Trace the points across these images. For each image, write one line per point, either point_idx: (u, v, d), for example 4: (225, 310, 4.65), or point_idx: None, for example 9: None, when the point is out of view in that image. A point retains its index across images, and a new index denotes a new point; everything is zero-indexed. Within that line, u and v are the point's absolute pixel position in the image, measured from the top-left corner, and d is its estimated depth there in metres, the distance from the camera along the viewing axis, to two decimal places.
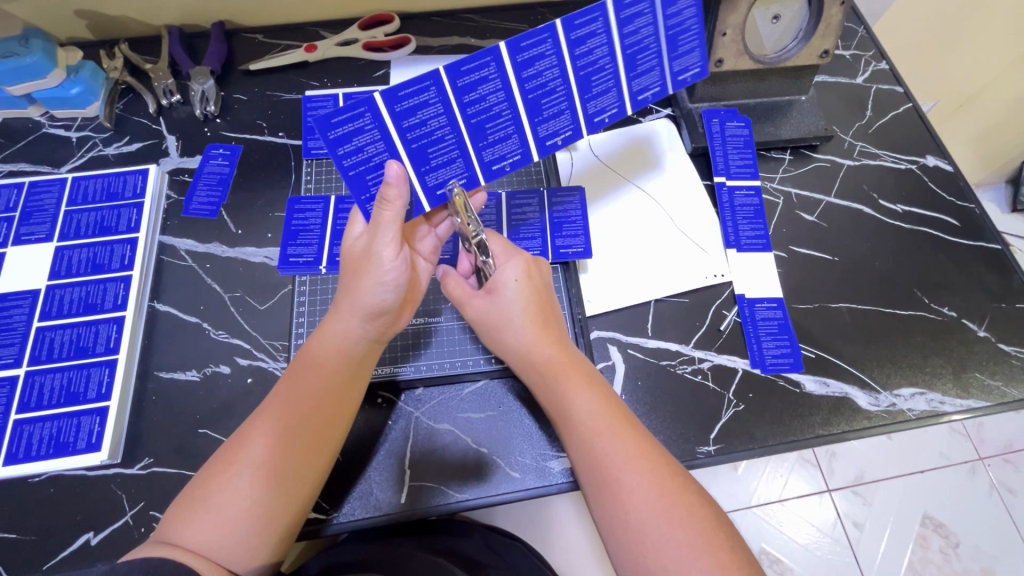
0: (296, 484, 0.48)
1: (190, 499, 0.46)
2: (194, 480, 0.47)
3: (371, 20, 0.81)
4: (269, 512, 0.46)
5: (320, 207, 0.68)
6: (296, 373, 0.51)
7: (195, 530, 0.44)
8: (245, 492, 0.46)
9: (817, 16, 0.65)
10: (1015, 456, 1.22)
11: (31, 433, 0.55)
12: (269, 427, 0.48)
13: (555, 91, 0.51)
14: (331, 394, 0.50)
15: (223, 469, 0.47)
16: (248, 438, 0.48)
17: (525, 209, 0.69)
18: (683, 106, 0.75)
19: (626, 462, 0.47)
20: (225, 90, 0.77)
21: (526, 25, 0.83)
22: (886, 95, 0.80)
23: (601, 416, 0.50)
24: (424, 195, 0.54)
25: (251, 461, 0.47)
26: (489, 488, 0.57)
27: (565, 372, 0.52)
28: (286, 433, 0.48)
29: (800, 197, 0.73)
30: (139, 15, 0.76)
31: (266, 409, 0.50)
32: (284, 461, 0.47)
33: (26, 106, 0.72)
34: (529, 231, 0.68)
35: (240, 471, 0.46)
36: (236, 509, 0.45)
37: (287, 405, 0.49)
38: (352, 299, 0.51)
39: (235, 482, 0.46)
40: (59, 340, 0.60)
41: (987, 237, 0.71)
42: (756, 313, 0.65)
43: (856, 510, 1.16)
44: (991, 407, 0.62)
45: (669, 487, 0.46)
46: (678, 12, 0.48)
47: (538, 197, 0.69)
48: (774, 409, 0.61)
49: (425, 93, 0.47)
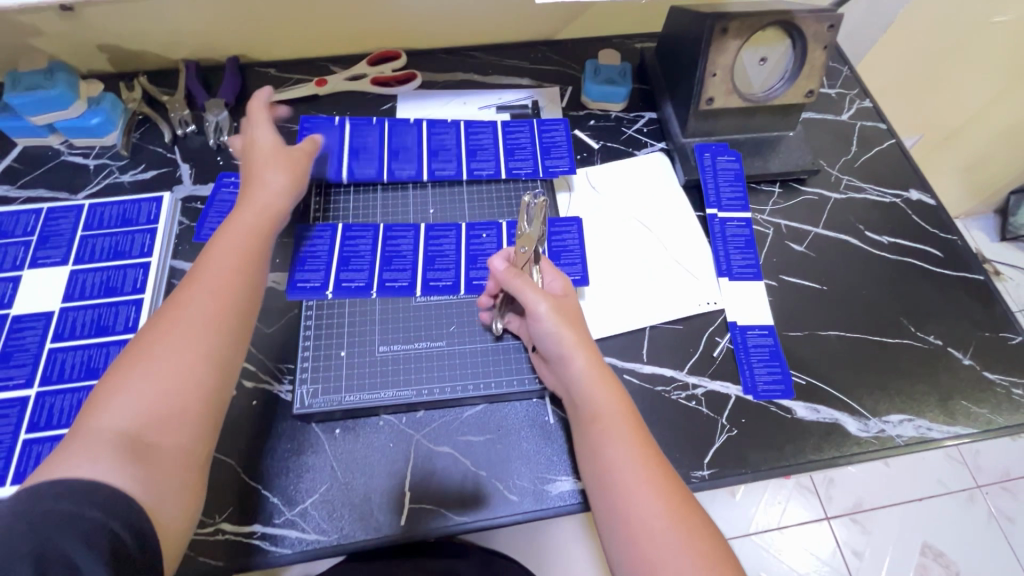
0: (204, 396, 0.46)
1: (82, 431, 0.42)
2: (98, 388, 0.45)
3: (379, 56, 0.85)
4: (178, 411, 0.44)
5: (327, 234, 0.70)
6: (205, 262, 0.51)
7: (103, 435, 0.41)
8: (151, 388, 0.44)
9: (801, 58, 0.69)
10: (1012, 484, 1.22)
11: (40, 453, 0.57)
12: (168, 339, 0.46)
13: None
14: (241, 265, 0.52)
15: (122, 377, 0.44)
16: (145, 352, 0.45)
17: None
18: (676, 140, 0.78)
19: (645, 486, 0.49)
20: (238, 121, 0.80)
21: (525, 62, 0.88)
22: (870, 131, 0.84)
23: (630, 439, 0.52)
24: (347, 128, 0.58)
25: (153, 366, 0.45)
26: (488, 511, 0.58)
27: (600, 386, 0.54)
28: (188, 337, 0.46)
29: (789, 228, 0.76)
30: (159, 50, 0.80)
31: (160, 323, 0.47)
32: (197, 353, 0.46)
33: (46, 135, 0.75)
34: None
35: (148, 372, 0.44)
36: (148, 407, 0.43)
37: (188, 315, 0.48)
38: (234, 227, 0.54)
39: (142, 383, 0.44)
40: (71, 362, 0.61)
41: (970, 268, 0.74)
42: (748, 340, 0.67)
43: (855, 538, 1.16)
44: (979, 433, 0.64)
45: (680, 513, 0.48)
46: None
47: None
48: (766, 434, 0.63)
49: None
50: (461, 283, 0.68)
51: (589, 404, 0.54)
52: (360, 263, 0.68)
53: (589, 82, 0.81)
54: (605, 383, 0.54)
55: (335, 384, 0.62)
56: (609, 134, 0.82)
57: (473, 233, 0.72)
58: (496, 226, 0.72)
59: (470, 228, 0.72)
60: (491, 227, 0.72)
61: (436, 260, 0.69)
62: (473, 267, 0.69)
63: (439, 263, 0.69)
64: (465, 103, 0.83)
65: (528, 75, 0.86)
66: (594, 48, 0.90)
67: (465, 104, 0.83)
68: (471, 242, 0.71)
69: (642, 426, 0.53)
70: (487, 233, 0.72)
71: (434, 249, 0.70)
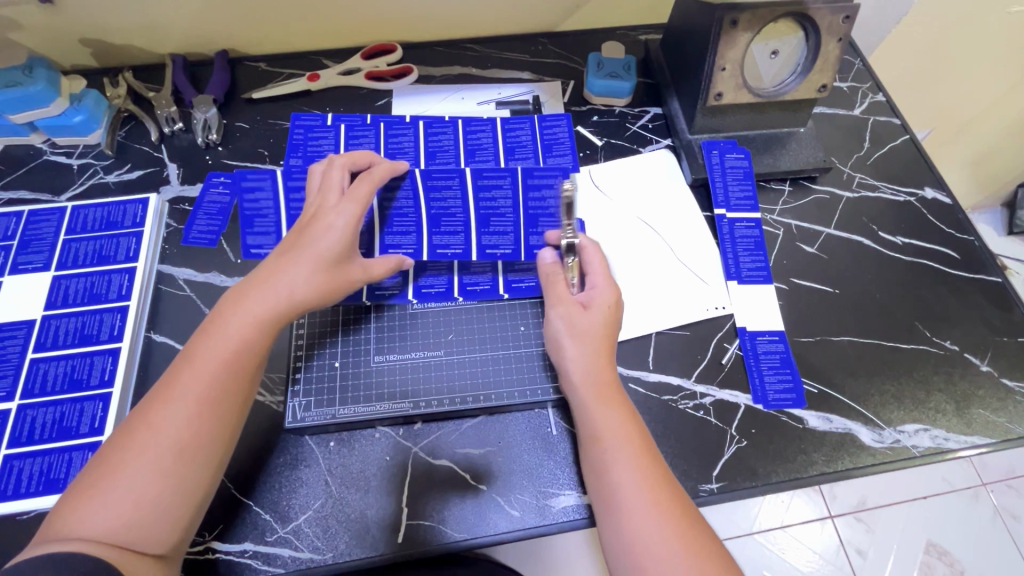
0: (191, 480, 0.46)
1: (81, 489, 0.44)
2: (89, 468, 0.45)
3: (374, 49, 0.82)
4: (157, 509, 0.44)
5: (269, 183, 0.64)
6: (200, 348, 0.50)
7: (87, 519, 0.42)
8: (137, 485, 0.44)
9: (815, 52, 0.66)
10: (1018, 482, 1.21)
11: (21, 469, 0.54)
12: (165, 413, 0.46)
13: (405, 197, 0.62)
14: (240, 357, 0.50)
15: (111, 464, 0.45)
16: (143, 426, 0.46)
17: (495, 193, 0.63)
18: (683, 137, 0.75)
19: (652, 508, 0.47)
20: (227, 118, 0.77)
21: (525, 55, 0.85)
22: (883, 126, 0.81)
23: (631, 453, 0.50)
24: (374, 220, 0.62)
25: (146, 446, 0.45)
26: (489, 528, 0.56)
27: (603, 409, 0.53)
28: (187, 417, 0.47)
29: (800, 229, 0.73)
30: (144, 43, 0.77)
31: (161, 396, 0.47)
32: (185, 450, 0.46)
33: (27, 134, 0.72)
34: (500, 223, 0.64)
35: (134, 466, 0.44)
36: (130, 504, 0.43)
37: (185, 391, 0.47)
38: (258, 289, 0.53)
39: (128, 475, 0.44)
40: (53, 373, 0.59)
41: (987, 269, 0.71)
42: (758, 347, 0.65)
43: (859, 537, 1.15)
44: (997, 443, 0.61)
45: (688, 536, 0.46)
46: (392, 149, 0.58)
47: (511, 176, 0.63)
48: (777, 445, 0.60)
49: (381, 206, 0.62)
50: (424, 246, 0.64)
51: (591, 426, 0.53)
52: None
53: (592, 76, 0.78)
54: (609, 406, 0.53)
55: (329, 396, 0.60)
56: (613, 131, 0.79)
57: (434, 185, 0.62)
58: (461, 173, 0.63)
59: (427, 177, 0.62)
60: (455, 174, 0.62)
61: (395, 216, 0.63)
62: (438, 231, 0.64)
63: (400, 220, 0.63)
64: (464, 98, 0.80)
65: (529, 69, 0.83)
66: (597, 40, 0.86)
67: (464, 100, 0.80)
68: (431, 195, 0.63)
69: (645, 438, 0.52)
70: (450, 182, 0.63)
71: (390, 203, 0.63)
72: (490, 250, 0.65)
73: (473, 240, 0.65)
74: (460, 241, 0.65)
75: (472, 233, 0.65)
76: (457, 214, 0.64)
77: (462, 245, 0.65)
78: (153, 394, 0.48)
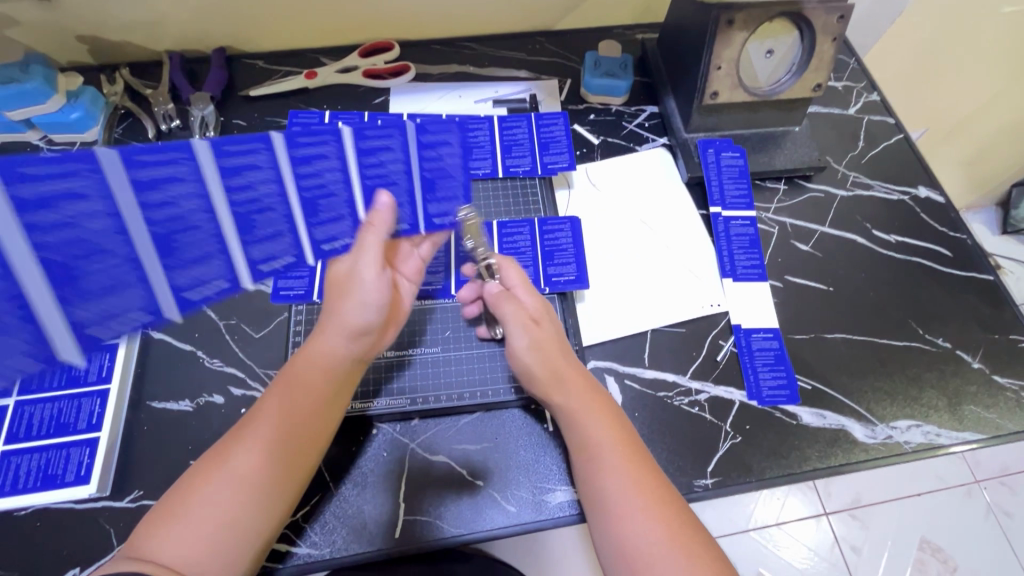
0: (273, 499, 0.47)
1: (166, 510, 0.45)
2: (167, 496, 0.46)
3: (371, 48, 0.83)
4: (240, 525, 0.45)
5: None
6: (269, 402, 0.51)
7: (169, 540, 0.43)
8: (217, 507, 0.45)
9: (810, 51, 0.66)
10: (1011, 479, 1.22)
11: (19, 465, 0.54)
12: (258, 438, 0.48)
13: (199, 226, 0.49)
14: (327, 406, 0.53)
15: (188, 492, 0.45)
16: (234, 448, 0.47)
17: (248, 177, 0.49)
18: (679, 136, 0.76)
19: (643, 497, 0.48)
20: (224, 115, 0.78)
21: (523, 54, 0.85)
22: (877, 126, 0.82)
23: (618, 446, 0.51)
24: (244, 270, 0.53)
25: (234, 471, 0.46)
26: (486, 522, 0.56)
27: (589, 416, 0.53)
28: (275, 439, 0.49)
29: (795, 227, 0.74)
30: (141, 40, 0.77)
31: (254, 419, 0.50)
32: (274, 477, 0.48)
33: (24, 130, 0.72)
34: (267, 225, 0.52)
35: (207, 492, 0.45)
36: (210, 525, 0.44)
37: (277, 417, 0.50)
38: (337, 320, 0.53)
39: (210, 492, 0.45)
40: (50, 369, 0.58)
41: (979, 268, 0.72)
42: (752, 343, 0.65)
43: (853, 533, 1.16)
44: (988, 439, 0.62)
45: (679, 527, 0.47)
46: (184, 209, 0.48)
47: (268, 147, 0.49)
48: (771, 441, 0.61)
49: (175, 167, 0.46)
50: (60, 338, 0.48)
51: (577, 426, 0.53)
52: (106, 228, 0.46)
53: (588, 75, 0.79)
54: (595, 414, 0.53)
55: None
56: (609, 129, 0.79)
57: (41, 196, 0.44)
58: (191, 148, 0.47)
59: (131, 162, 0.45)
60: (182, 149, 0.46)
61: (94, 257, 0.47)
62: (171, 259, 0.49)
63: (99, 262, 0.47)
64: (461, 97, 0.81)
65: (526, 67, 0.83)
66: (594, 39, 0.87)
67: (461, 98, 0.80)
68: (143, 200, 0.47)
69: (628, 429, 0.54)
70: (77, 177, 0.44)
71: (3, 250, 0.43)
72: (264, 266, 0.54)
73: (235, 259, 0.52)
74: (219, 268, 0.52)
75: (234, 254, 0.52)
76: (203, 231, 0.50)
77: (226, 275, 0.52)
78: (242, 423, 0.50)
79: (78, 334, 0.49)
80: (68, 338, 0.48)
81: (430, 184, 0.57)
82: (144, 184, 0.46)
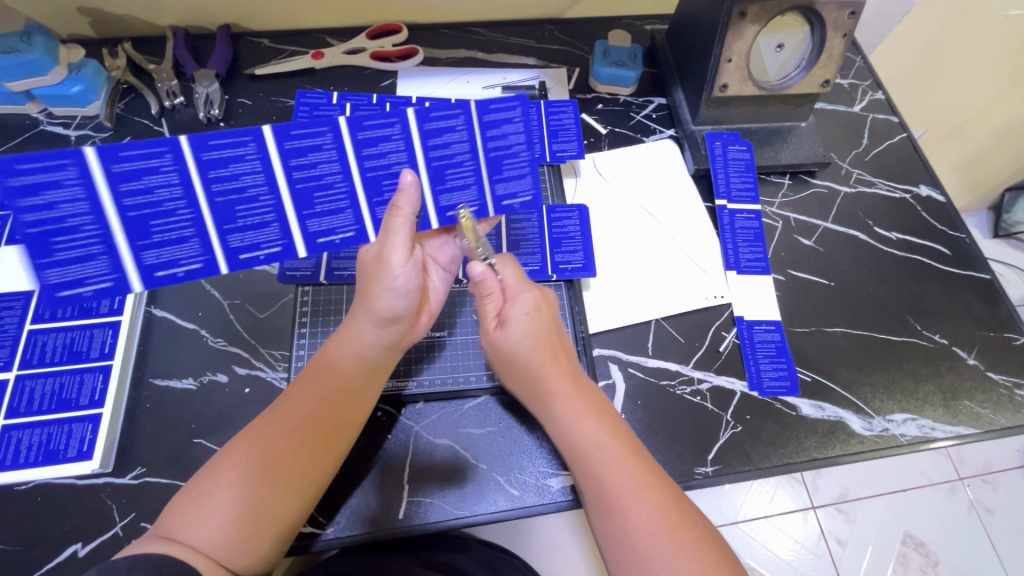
0: (300, 486, 0.47)
1: (190, 496, 0.45)
2: (196, 478, 0.46)
3: (379, 30, 0.82)
4: (265, 509, 0.45)
5: None
6: (298, 388, 0.52)
7: (194, 528, 0.43)
8: (241, 493, 0.45)
9: (819, 47, 0.67)
10: (993, 477, 1.25)
11: (20, 439, 0.54)
12: (282, 428, 0.49)
13: (333, 186, 0.51)
14: (354, 398, 0.52)
15: (213, 473, 0.46)
16: (258, 438, 0.48)
17: (312, 157, 0.50)
18: (687, 128, 0.76)
19: (641, 495, 0.48)
20: (229, 93, 0.77)
21: (532, 41, 0.84)
22: (882, 124, 0.82)
23: (611, 446, 0.51)
24: (300, 238, 0.53)
25: (256, 459, 0.47)
26: (488, 505, 0.57)
27: (584, 423, 0.53)
28: (300, 428, 0.49)
29: (798, 222, 0.74)
30: (144, 14, 0.76)
31: (279, 410, 0.50)
32: (299, 464, 0.48)
33: (24, 102, 0.71)
34: (328, 201, 0.52)
35: (232, 475, 0.46)
36: (234, 508, 0.44)
37: (302, 407, 0.50)
38: (367, 308, 0.53)
39: (233, 480, 0.45)
40: (52, 344, 0.58)
41: (976, 266, 0.73)
42: (754, 335, 0.66)
43: (840, 527, 1.18)
44: (981, 433, 0.63)
45: (680, 525, 0.47)
46: (315, 166, 0.50)
47: (333, 130, 0.49)
48: (771, 431, 0.62)
49: (319, 137, 0.49)
50: (132, 273, 0.49)
51: (569, 433, 0.53)
52: (186, 216, 0.48)
53: (598, 64, 0.78)
54: (590, 418, 0.53)
55: None
56: (617, 119, 0.79)
57: (126, 171, 0.45)
58: (259, 133, 0.47)
59: (203, 147, 0.46)
60: (250, 133, 0.47)
61: (166, 220, 0.48)
62: (230, 224, 0.50)
63: (170, 223, 0.48)
64: (469, 82, 0.80)
65: (534, 55, 0.83)
66: (602, 29, 0.86)
67: (469, 84, 0.80)
68: (210, 175, 0.48)
69: (621, 426, 0.54)
70: (158, 159, 0.46)
71: (68, 204, 0.45)
72: (320, 240, 0.53)
73: (294, 230, 0.52)
74: (275, 235, 0.52)
75: (290, 223, 0.52)
76: (264, 203, 0.50)
77: (282, 241, 0.52)
78: (265, 414, 0.50)
79: (146, 279, 0.49)
80: (139, 281, 0.49)
81: (496, 165, 0.55)
82: (212, 163, 0.47)
